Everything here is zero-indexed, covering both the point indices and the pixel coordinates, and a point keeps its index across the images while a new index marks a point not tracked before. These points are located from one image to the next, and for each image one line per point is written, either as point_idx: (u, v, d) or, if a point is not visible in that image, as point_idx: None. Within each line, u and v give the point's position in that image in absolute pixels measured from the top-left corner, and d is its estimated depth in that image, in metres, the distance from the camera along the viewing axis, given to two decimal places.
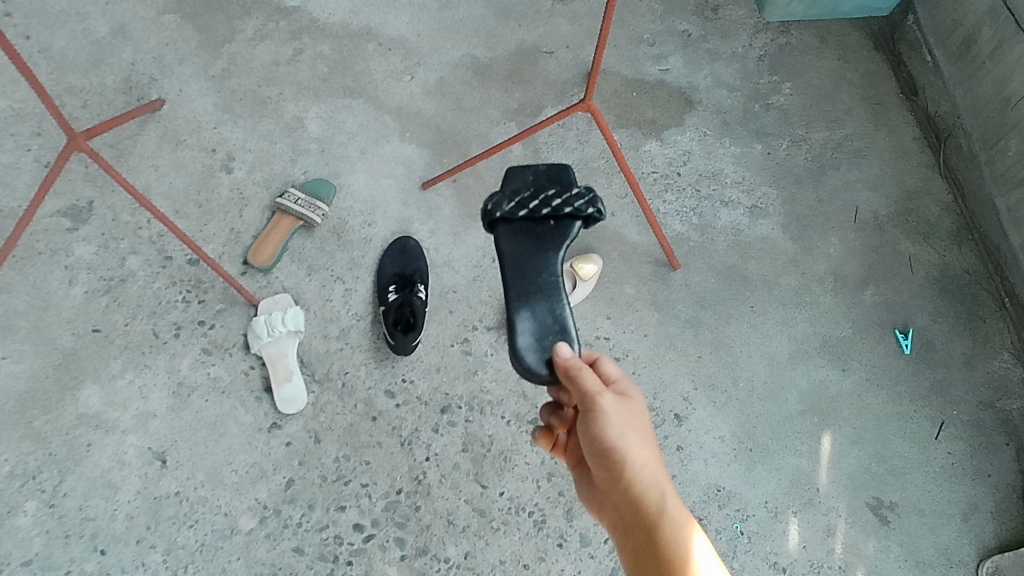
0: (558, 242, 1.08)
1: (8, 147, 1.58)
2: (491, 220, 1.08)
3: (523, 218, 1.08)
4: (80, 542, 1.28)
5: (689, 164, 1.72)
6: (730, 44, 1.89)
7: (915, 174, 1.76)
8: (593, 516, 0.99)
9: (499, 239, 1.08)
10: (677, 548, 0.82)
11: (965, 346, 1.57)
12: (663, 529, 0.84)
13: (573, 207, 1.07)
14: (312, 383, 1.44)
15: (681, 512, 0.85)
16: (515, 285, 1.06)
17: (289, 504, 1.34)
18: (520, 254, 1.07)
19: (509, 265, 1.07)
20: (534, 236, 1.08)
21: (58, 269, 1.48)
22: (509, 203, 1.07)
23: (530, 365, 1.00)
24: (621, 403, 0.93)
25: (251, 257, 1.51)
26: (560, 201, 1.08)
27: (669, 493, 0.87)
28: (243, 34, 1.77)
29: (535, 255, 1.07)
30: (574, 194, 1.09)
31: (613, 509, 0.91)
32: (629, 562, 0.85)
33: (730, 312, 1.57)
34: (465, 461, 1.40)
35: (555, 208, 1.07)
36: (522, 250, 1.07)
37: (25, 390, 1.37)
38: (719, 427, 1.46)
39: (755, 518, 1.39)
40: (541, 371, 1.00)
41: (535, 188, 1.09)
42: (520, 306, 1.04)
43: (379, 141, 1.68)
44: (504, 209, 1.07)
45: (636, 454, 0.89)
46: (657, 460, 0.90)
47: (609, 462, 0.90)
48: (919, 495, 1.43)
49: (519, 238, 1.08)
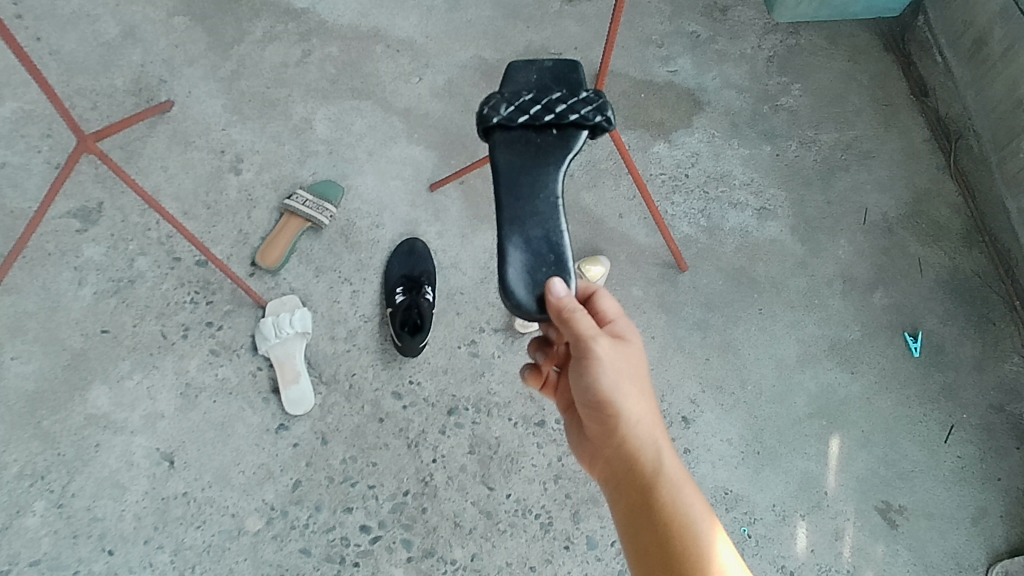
0: (558, 156, 1.03)
1: (19, 148, 1.59)
2: (488, 127, 1.04)
3: (522, 126, 1.03)
4: (89, 542, 1.29)
5: (697, 165, 1.72)
6: (739, 45, 1.88)
7: (925, 175, 1.75)
8: (587, 460, 0.99)
9: (496, 148, 1.03)
10: (673, 507, 0.82)
11: (975, 349, 1.56)
12: (659, 486, 0.84)
13: (578, 114, 1.03)
14: (319, 384, 1.44)
15: (676, 468, 0.85)
16: (509, 204, 1.00)
17: (296, 505, 1.34)
18: (518, 165, 1.02)
19: (505, 178, 1.02)
20: (533, 146, 1.03)
21: (67, 270, 1.48)
22: (507, 108, 1.03)
23: (519, 299, 0.93)
24: (618, 351, 0.91)
25: (259, 258, 1.52)
26: (564, 107, 1.03)
27: (665, 447, 0.87)
28: (252, 36, 1.77)
29: (532, 168, 1.02)
30: (579, 101, 1.04)
31: (608, 459, 0.91)
32: (624, 517, 0.85)
33: (738, 314, 1.56)
34: (472, 463, 1.40)
35: (558, 114, 1.03)
36: (519, 160, 1.02)
37: (35, 391, 1.38)
38: (726, 430, 1.45)
39: (762, 522, 1.38)
40: (531, 307, 0.93)
41: (538, 95, 1.05)
42: (511, 231, 0.98)
43: (387, 142, 1.68)
44: (502, 114, 1.03)
45: (633, 409, 0.88)
46: (653, 414, 0.90)
47: (605, 415, 0.89)
48: (929, 499, 1.42)
49: (517, 147, 1.03)
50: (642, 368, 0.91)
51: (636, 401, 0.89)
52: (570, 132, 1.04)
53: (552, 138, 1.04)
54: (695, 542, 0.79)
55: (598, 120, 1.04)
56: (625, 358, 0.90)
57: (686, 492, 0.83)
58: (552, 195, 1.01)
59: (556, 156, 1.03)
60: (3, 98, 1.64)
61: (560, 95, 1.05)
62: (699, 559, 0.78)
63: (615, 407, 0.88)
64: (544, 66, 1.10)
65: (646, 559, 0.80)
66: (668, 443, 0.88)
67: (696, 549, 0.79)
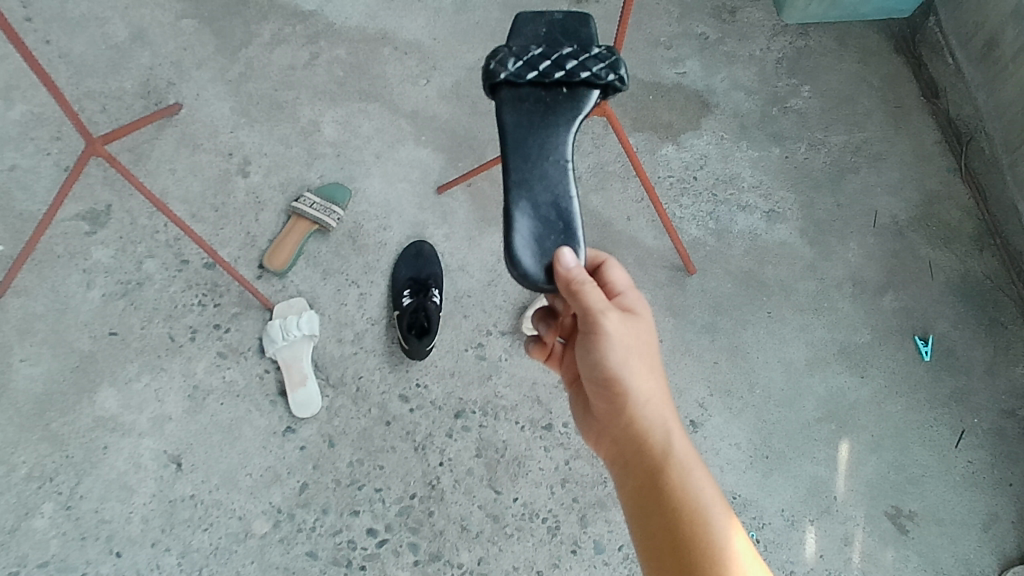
0: (569, 117, 0.96)
1: (28, 151, 1.60)
2: (494, 84, 0.97)
3: (531, 84, 0.96)
4: (97, 544, 1.29)
5: (705, 168, 1.71)
6: (748, 46, 1.87)
7: (936, 178, 1.73)
8: (591, 437, 0.99)
9: (502, 108, 0.97)
10: (682, 490, 0.82)
11: (987, 353, 1.54)
12: (668, 468, 0.84)
13: (591, 72, 0.96)
14: (326, 387, 1.44)
15: (686, 450, 0.85)
16: (516, 167, 0.94)
17: (303, 508, 1.34)
18: (526, 126, 0.96)
19: (511, 140, 0.95)
20: (542, 105, 0.96)
21: (76, 272, 1.49)
22: (516, 63, 0.96)
23: (526, 270, 0.90)
24: (630, 328, 0.90)
25: (266, 261, 1.52)
26: (576, 64, 0.96)
27: (675, 429, 0.87)
28: (260, 39, 1.77)
29: (540, 130, 0.95)
30: (592, 57, 0.97)
31: (615, 436, 0.91)
32: (631, 497, 0.86)
33: (746, 317, 1.55)
34: (478, 467, 1.39)
35: (570, 72, 0.96)
36: (528, 121, 0.96)
37: (44, 393, 1.38)
38: (735, 434, 1.45)
39: (771, 526, 1.38)
40: (538, 278, 0.90)
41: (549, 49, 0.97)
42: (520, 197, 0.93)
43: (394, 145, 1.68)
44: (509, 70, 0.96)
45: (643, 389, 0.88)
46: (662, 392, 0.90)
47: (615, 393, 0.89)
48: (939, 504, 1.41)
49: (525, 107, 0.96)
50: (650, 346, 0.91)
51: (646, 380, 0.88)
52: (581, 90, 0.97)
53: (562, 95, 0.97)
54: (705, 526, 0.80)
55: (612, 78, 0.97)
56: (633, 337, 0.90)
57: (696, 473, 0.84)
58: (561, 159, 0.95)
59: (567, 116, 0.96)
60: (12, 101, 1.65)
61: (572, 49, 0.98)
62: (708, 545, 0.79)
63: (625, 386, 0.88)
64: (554, 16, 1.02)
65: (656, 543, 0.81)
66: (677, 421, 0.88)
67: (706, 535, 0.79)
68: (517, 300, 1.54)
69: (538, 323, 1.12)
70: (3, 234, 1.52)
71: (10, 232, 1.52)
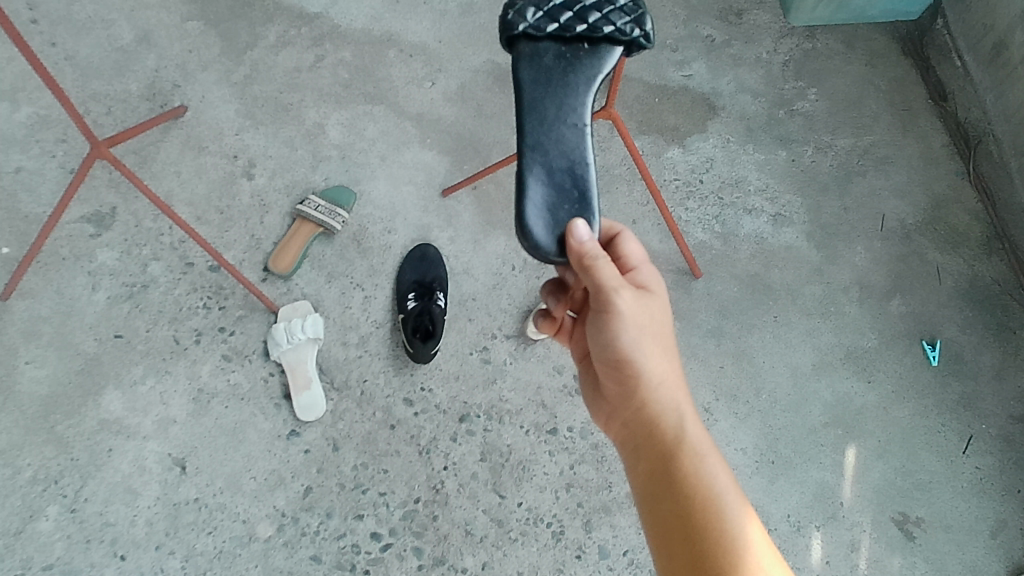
0: (588, 76, 0.95)
1: (34, 153, 1.60)
2: (513, 36, 0.95)
3: (551, 38, 0.95)
4: (101, 547, 1.29)
5: (711, 171, 1.70)
6: (754, 49, 1.86)
7: (944, 181, 1.72)
8: (602, 421, 1.00)
9: (519, 64, 0.95)
10: (694, 474, 0.83)
11: (994, 358, 1.54)
12: (680, 450, 0.85)
13: (613, 27, 0.94)
14: (331, 390, 1.43)
15: (699, 434, 0.86)
16: (531, 129, 0.93)
17: (307, 512, 1.34)
18: (543, 86, 0.95)
19: (528, 99, 0.95)
20: (562, 62, 0.95)
21: (81, 274, 1.49)
22: (535, 15, 0.93)
23: (538, 241, 0.89)
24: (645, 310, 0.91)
25: (271, 264, 1.52)
26: (598, 18, 0.94)
27: (688, 412, 0.88)
28: (265, 41, 1.77)
29: (558, 91, 0.95)
30: (614, 9, 0.95)
31: (627, 418, 0.92)
32: (643, 478, 0.86)
33: (753, 322, 1.55)
34: (483, 471, 1.39)
35: (591, 27, 0.94)
36: (545, 79, 0.95)
37: (49, 395, 1.38)
38: (741, 439, 1.44)
39: (777, 532, 1.37)
40: (551, 249, 0.90)
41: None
42: (533, 161, 0.92)
43: (399, 147, 1.68)
44: (529, 21, 0.93)
45: (655, 369, 0.89)
46: (675, 375, 0.91)
47: (627, 373, 0.90)
48: (946, 511, 1.40)
49: (543, 64, 0.95)
50: (664, 328, 0.92)
51: (659, 361, 0.89)
52: (602, 46, 0.96)
53: (582, 50, 0.96)
54: (718, 511, 0.80)
55: (635, 35, 0.95)
56: (648, 317, 0.91)
57: (709, 459, 0.84)
58: (578, 122, 0.94)
59: (585, 75, 0.95)
60: (18, 103, 1.65)
61: None
62: (720, 530, 0.79)
63: (638, 365, 0.89)
64: None
65: (666, 525, 0.81)
66: (691, 406, 0.89)
67: (718, 521, 0.79)
68: (522, 304, 1.54)
69: (548, 295, 1.12)
70: (9, 236, 1.52)
71: (15, 234, 1.52)
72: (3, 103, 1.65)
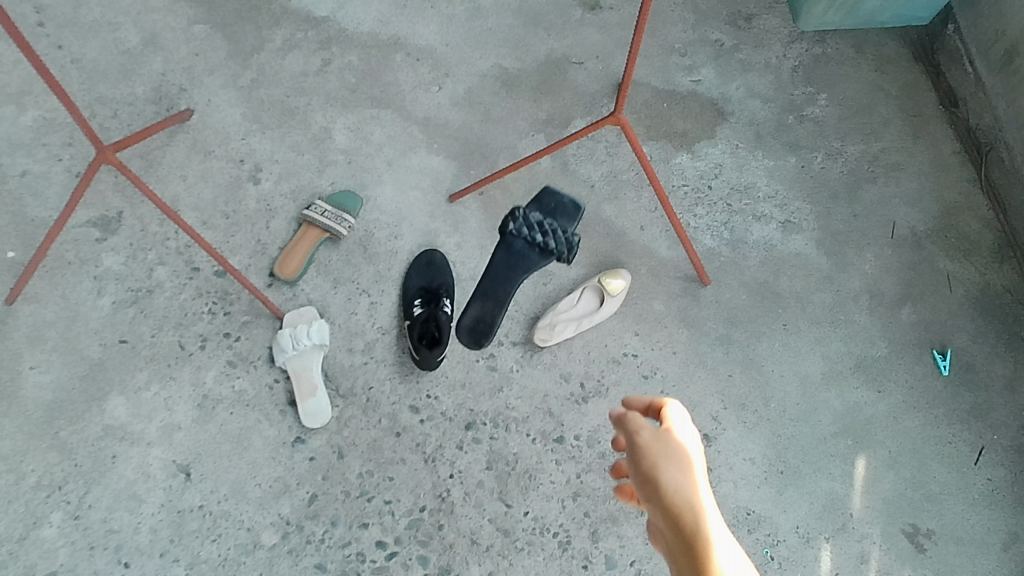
0: (530, 267, 1.41)
1: (40, 156, 1.60)
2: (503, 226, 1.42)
3: (519, 242, 1.41)
4: (105, 554, 1.28)
5: (720, 177, 1.69)
6: (764, 54, 1.85)
7: (955, 188, 1.71)
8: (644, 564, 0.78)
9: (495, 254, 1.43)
10: None
11: (1006, 368, 1.52)
12: None
13: (554, 249, 1.39)
14: (336, 397, 1.42)
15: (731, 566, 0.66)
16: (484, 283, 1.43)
17: (312, 520, 1.33)
18: (502, 270, 1.42)
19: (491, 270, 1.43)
20: (524, 249, 1.41)
21: (87, 279, 1.48)
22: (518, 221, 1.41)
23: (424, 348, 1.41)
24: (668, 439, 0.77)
25: (276, 269, 1.50)
26: (552, 243, 1.39)
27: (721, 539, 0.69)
28: (272, 44, 1.76)
29: (512, 262, 1.42)
30: (564, 238, 1.39)
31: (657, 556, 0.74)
32: None
33: (761, 330, 1.53)
34: (489, 479, 1.38)
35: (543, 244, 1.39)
36: (505, 262, 1.42)
37: (53, 401, 1.38)
38: (749, 448, 1.43)
39: (786, 543, 1.36)
40: (428, 361, 1.41)
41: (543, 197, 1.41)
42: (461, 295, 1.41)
43: (406, 152, 1.67)
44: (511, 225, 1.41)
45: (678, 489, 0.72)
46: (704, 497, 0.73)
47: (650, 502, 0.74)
48: (957, 523, 1.39)
49: (508, 259, 1.42)
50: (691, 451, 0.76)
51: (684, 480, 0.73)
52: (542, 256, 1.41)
53: (534, 251, 1.41)
54: None
55: (565, 253, 1.39)
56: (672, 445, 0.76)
57: None
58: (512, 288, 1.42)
59: (528, 268, 1.41)
60: (24, 106, 1.65)
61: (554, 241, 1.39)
62: None
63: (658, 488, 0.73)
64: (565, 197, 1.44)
65: None
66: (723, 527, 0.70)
67: None
68: (529, 311, 1.53)
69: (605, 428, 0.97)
70: (14, 240, 1.51)
71: (20, 238, 1.51)
72: (9, 107, 1.64)
